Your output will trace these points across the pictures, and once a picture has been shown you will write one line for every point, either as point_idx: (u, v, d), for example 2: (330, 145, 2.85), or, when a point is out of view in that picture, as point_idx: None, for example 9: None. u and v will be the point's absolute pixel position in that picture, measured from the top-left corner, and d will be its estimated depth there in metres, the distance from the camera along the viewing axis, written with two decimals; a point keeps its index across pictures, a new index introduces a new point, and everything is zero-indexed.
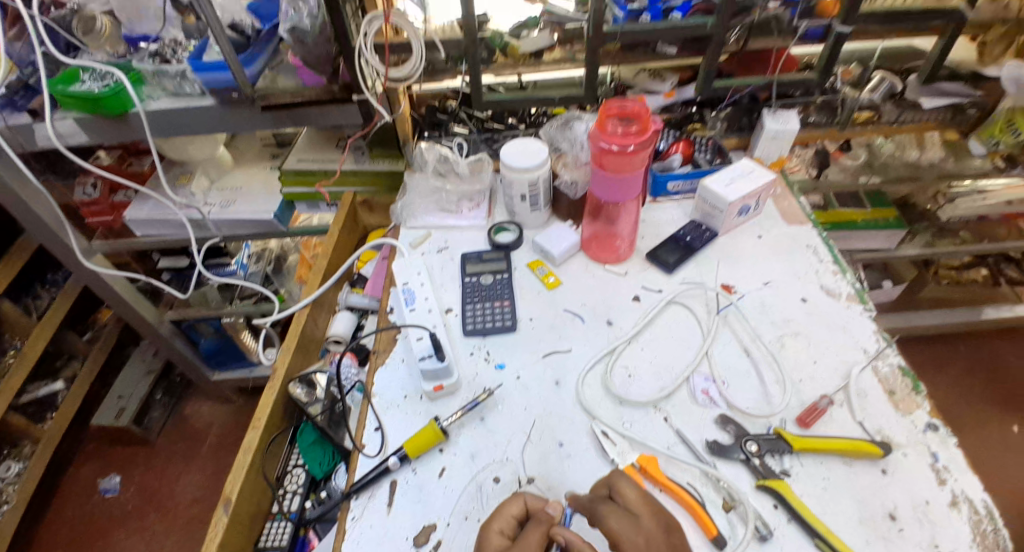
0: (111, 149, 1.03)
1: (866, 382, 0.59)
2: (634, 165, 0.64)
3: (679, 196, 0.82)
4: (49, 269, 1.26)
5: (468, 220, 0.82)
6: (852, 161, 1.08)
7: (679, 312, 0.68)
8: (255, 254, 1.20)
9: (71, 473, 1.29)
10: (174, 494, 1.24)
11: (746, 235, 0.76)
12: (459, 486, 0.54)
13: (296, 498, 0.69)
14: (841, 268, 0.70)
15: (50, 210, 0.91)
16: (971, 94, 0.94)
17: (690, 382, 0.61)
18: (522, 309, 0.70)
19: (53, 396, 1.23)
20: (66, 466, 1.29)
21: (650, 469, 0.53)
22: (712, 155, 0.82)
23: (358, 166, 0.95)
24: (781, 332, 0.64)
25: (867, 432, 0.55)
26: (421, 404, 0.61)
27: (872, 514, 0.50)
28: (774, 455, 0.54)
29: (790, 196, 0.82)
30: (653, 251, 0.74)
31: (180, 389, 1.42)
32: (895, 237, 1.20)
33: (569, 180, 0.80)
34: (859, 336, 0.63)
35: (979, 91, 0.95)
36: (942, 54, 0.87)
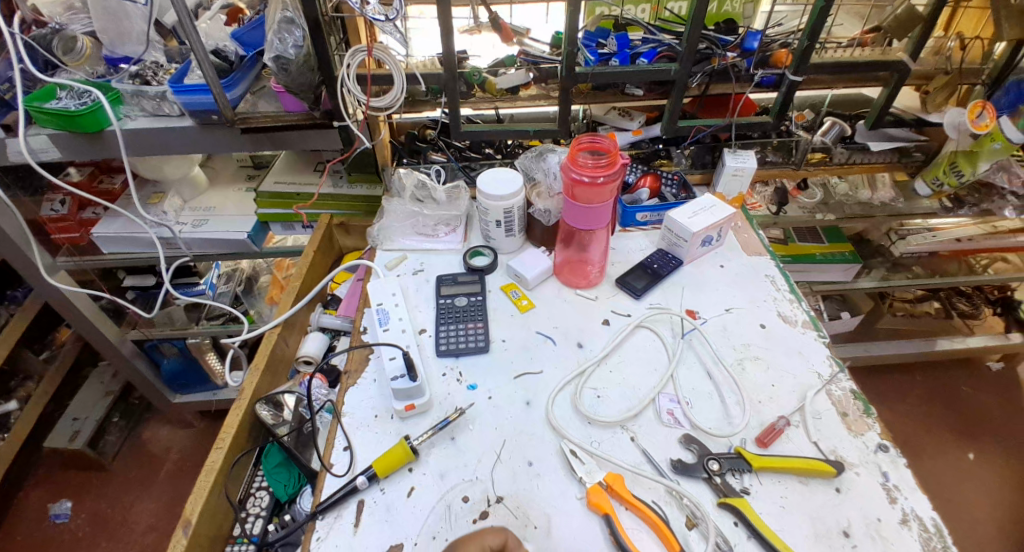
0: (83, 166, 1.02)
1: (821, 404, 0.62)
2: (603, 196, 0.68)
3: (647, 226, 0.86)
4: (7, 286, 1.21)
5: (443, 244, 0.84)
6: (808, 199, 1.14)
7: (646, 336, 0.71)
8: (225, 274, 1.18)
9: (17, 499, 1.21)
10: (129, 521, 1.17)
11: (709, 264, 0.80)
12: (428, 506, 0.54)
13: (259, 521, 0.67)
14: (796, 297, 0.75)
15: (14, 222, 0.88)
16: (915, 139, 1.03)
17: (656, 403, 0.63)
18: (495, 332, 0.71)
19: (6, 416, 1.17)
20: (14, 492, 1.22)
21: (618, 488, 0.54)
22: (677, 189, 0.86)
23: (337, 190, 0.97)
24: (741, 355, 0.68)
25: (821, 452, 0.58)
26: (391, 424, 0.61)
27: (827, 530, 0.52)
28: (735, 474, 0.56)
29: (749, 229, 0.87)
30: (622, 277, 0.77)
31: (139, 412, 1.36)
32: (851, 270, 1.27)
33: (543, 208, 0.80)
34: (813, 361, 0.67)
35: (923, 135, 1.03)
36: (886, 102, 0.93)
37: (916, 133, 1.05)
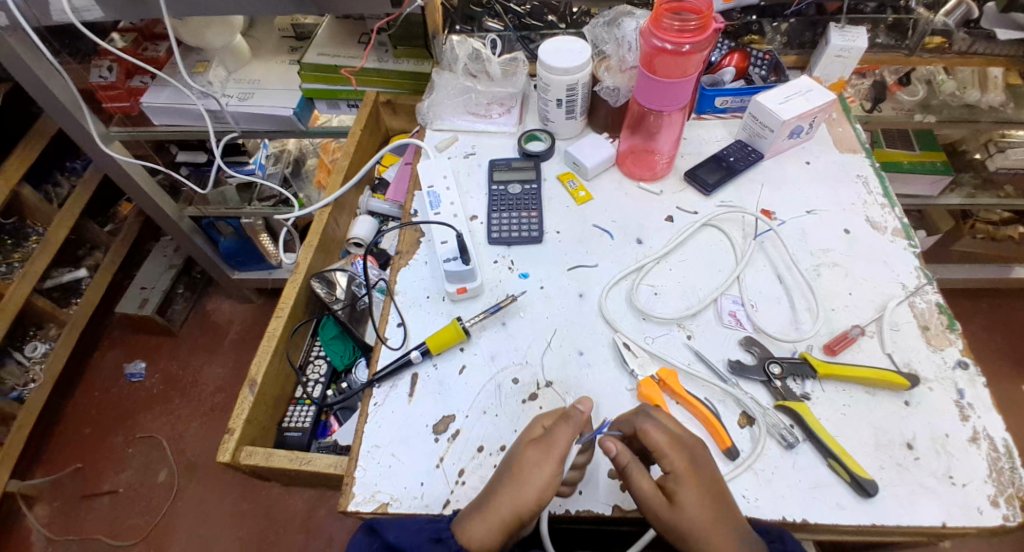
0: (126, 31, 0.97)
1: (900, 316, 0.58)
2: (687, 68, 0.59)
3: (726, 114, 0.77)
4: (67, 158, 1.25)
5: (497, 126, 0.78)
6: (908, 97, 0.98)
7: (713, 236, 0.66)
8: (273, 155, 1.17)
9: (95, 359, 1.34)
10: (199, 382, 1.30)
11: (794, 160, 0.72)
12: (479, 384, 0.55)
13: (319, 386, 0.74)
14: (890, 202, 0.67)
15: (66, 89, 0.86)
16: None
17: (717, 304, 0.59)
18: (550, 222, 0.68)
19: (77, 282, 1.26)
20: (91, 352, 1.35)
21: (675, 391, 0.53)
22: (767, 72, 0.76)
23: (383, 65, 0.90)
24: (817, 261, 0.62)
25: (894, 364, 0.54)
26: (443, 305, 0.61)
27: (889, 441, 0.50)
28: (796, 379, 0.54)
29: (846, 122, 0.77)
30: (692, 170, 0.70)
31: (201, 285, 1.45)
32: (939, 183, 1.13)
33: (611, 86, 0.73)
34: (898, 271, 0.61)
35: None
36: None
37: None
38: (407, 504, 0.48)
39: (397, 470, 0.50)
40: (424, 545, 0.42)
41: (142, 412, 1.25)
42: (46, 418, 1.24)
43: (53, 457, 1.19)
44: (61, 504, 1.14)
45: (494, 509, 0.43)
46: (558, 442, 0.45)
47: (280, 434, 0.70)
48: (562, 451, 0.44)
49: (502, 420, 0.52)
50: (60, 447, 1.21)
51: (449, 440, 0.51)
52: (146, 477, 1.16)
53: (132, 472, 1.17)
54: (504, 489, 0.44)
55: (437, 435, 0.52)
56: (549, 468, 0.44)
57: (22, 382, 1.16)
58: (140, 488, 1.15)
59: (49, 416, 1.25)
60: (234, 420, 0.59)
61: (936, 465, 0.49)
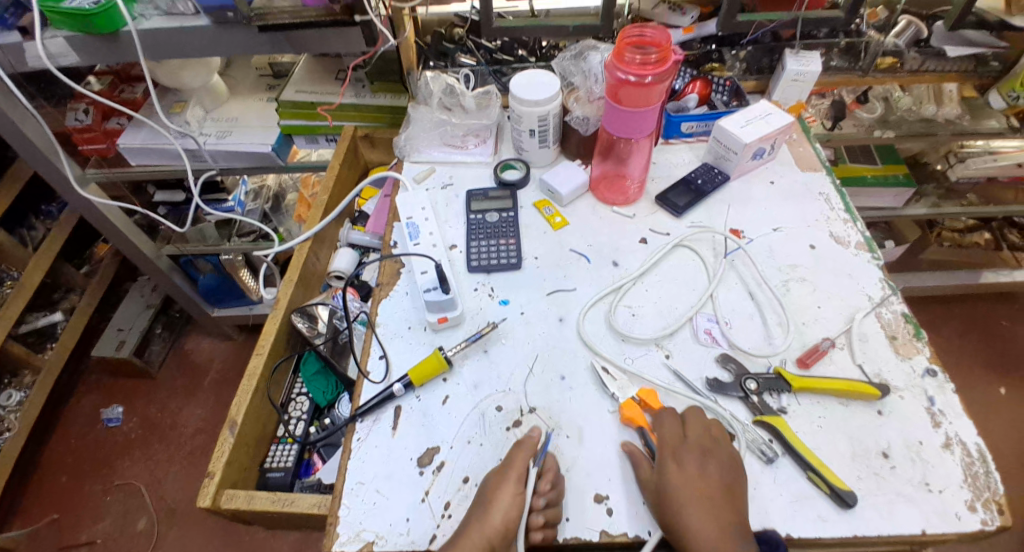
0: (102, 75, 0.98)
1: (869, 327, 0.60)
2: (650, 98, 0.62)
3: (692, 138, 0.80)
4: (42, 201, 1.23)
5: (473, 156, 0.80)
6: (867, 114, 1.04)
7: (685, 256, 0.68)
8: (252, 191, 1.17)
9: (71, 404, 1.30)
10: (179, 423, 1.27)
11: (759, 180, 0.75)
12: (462, 414, 0.55)
13: (302, 423, 0.73)
14: (852, 216, 0.70)
15: (41, 133, 0.85)
16: (995, 45, 0.89)
17: (693, 322, 0.61)
18: (527, 249, 0.69)
19: (53, 327, 1.24)
20: (66, 397, 1.31)
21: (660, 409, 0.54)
22: (728, 98, 0.80)
23: (359, 100, 0.92)
24: (787, 277, 0.64)
25: (866, 374, 0.56)
26: (424, 335, 0.62)
27: (865, 451, 0.51)
28: (772, 393, 0.55)
29: (806, 142, 0.80)
30: (663, 194, 0.73)
31: (181, 324, 1.42)
32: (903, 195, 1.18)
33: (580, 116, 0.74)
34: (864, 283, 0.63)
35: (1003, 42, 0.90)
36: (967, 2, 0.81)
37: (998, 38, 0.90)
38: (394, 541, 0.48)
39: (382, 506, 0.50)
40: None
41: (121, 457, 1.22)
42: (20, 468, 1.20)
43: (28, 509, 1.15)
44: None
45: (465, 538, 0.44)
46: (515, 463, 0.49)
47: (263, 475, 0.69)
48: (520, 470, 0.48)
49: (484, 449, 0.53)
50: (34, 499, 1.16)
51: (434, 472, 0.51)
52: (126, 525, 1.12)
53: (110, 522, 1.13)
54: (475, 518, 0.45)
55: (422, 468, 0.52)
56: (511, 488, 0.47)
57: None
58: (120, 537, 1.11)
59: (23, 467, 1.20)
60: (214, 463, 0.58)
61: (911, 473, 0.50)
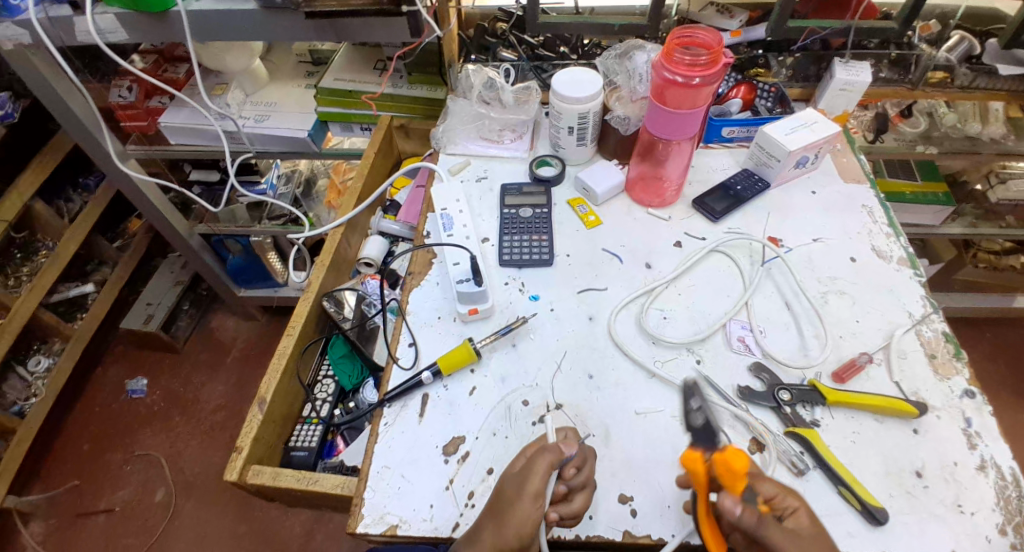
0: (147, 54, 1.00)
1: (908, 344, 0.58)
2: (696, 100, 0.61)
3: (732, 143, 0.79)
4: (81, 174, 1.27)
5: (509, 152, 0.80)
6: (911, 128, 1.02)
7: (720, 261, 0.67)
8: (285, 175, 1.18)
9: (96, 374, 1.34)
10: (201, 398, 1.29)
11: (799, 189, 0.74)
12: (488, 406, 0.55)
13: (327, 405, 0.75)
14: (895, 231, 0.68)
15: (85, 106, 0.87)
16: None
17: (726, 329, 0.60)
18: (560, 246, 0.69)
19: (84, 297, 1.27)
20: (93, 366, 1.34)
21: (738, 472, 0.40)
22: (773, 103, 0.79)
23: (397, 91, 0.92)
24: (825, 289, 0.63)
25: (902, 392, 0.55)
26: (453, 326, 0.62)
27: (898, 469, 0.50)
28: (805, 405, 0.54)
29: (850, 153, 0.79)
30: (700, 198, 0.72)
31: (207, 302, 1.45)
32: (942, 214, 1.15)
33: (622, 115, 0.74)
34: (905, 300, 0.62)
35: None
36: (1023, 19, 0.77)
37: None
38: (416, 527, 0.48)
39: (407, 492, 0.50)
40: None
41: (142, 428, 1.25)
42: (45, 431, 1.24)
43: (52, 473, 1.18)
44: (57, 521, 1.12)
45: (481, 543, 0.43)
46: (535, 475, 0.44)
47: (287, 454, 0.70)
48: (538, 484, 0.44)
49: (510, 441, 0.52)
50: (57, 463, 1.19)
51: (459, 461, 0.51)
52: (143, 494, 1.15)
53: (129, 490, 1.16)
54: (490, 523, 0.44)
55: (446, 456, 0.52)
56: (527, 503, 0.43)
57: (24, 396, 1.15)
58: (139, 505, 1.14)
59: (49, 431, 1.24)
60: (242, 437, 0.59)
61: (945, 493, 0.49)
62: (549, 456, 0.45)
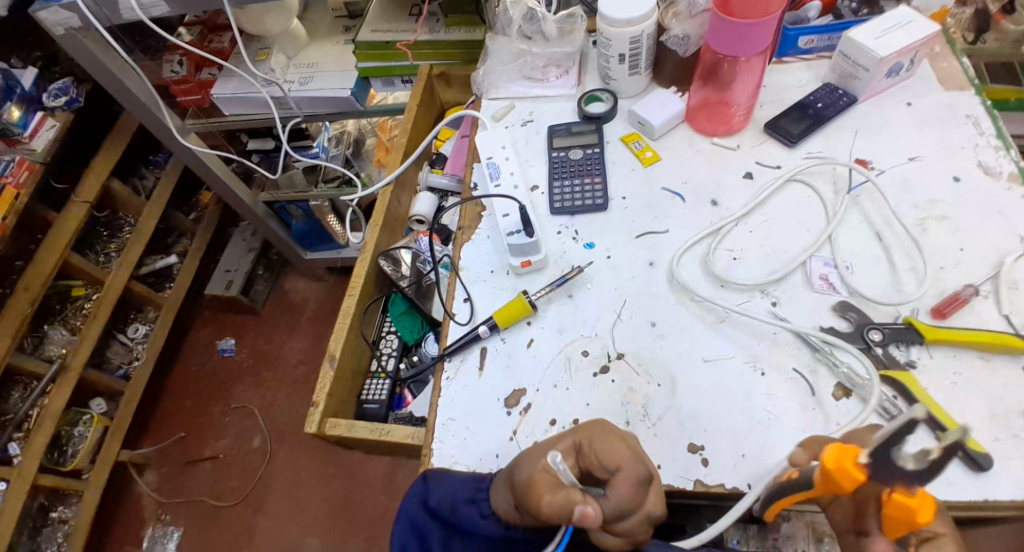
0: (192, 26, 1.01)
1: (1021, 272, 0.50)
2: (768, 7, 0.54)
3: (811, 55, 0.69)
4: (149, 152, 1.35)
5: (555, 89, 0.74)
6: (1015, 26, 0.84)
7: (799, 192, 0.60)
8: (335, 136, 1.18)
9: (190, 337, 1.47)
10: (282, 355, 1.40)
11: (891, 102, 0.64)
12: (548, 357, 0.54)
13: (392, 359, 0.78)
14: (1004, 142, 0.58)
15: (142, 87, 0.90)
16: None
17: (807, 267, 0.54)
18: (615, 188, 0.64)
19: (169, 267, 1.38)
20: (186, 329, 1.47)
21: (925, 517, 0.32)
22: (859, 4, 0.67)
23: (434, 36, 0.88)
24: (922, 214, 0.55)
25: (1012, 326, 0.47)
26: (507, 280, 0.60)
27: (1004, 410, 0.44)
28: (899, 346, 0.48)
29: (951, 55, 0.66)
30: (774, 121, 0.64)
31: (278, 266, 1.53)
32: None
33: (679, 34, 0.69)
34: (1018, 223, 0.53)
35: None
36: None
37: None
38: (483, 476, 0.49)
39: (472, 442, 0.51)
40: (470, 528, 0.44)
41: (234, 385, 1.37)
42: (152, 389, 1.39)
43: (158, 429, 1.33)
44: (168, 471, 1.27)
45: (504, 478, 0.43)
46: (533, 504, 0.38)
47: (360, 406, 0.74)
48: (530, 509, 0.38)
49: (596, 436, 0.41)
50: (161, 419, 1.34)
51: (522, 413, 0.51)
52: (243, 442, 1.28)
53: (230, 439, 1.29)
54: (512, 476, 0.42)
55: (509, 409, 0.52)
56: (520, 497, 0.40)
57: (127, 360, 1.29)
58: (240, 452, 1.27)
59: (154, 390, 1.39)
60: (317, 393, 0.63)
61: None
62: (551, 507, 0.36)
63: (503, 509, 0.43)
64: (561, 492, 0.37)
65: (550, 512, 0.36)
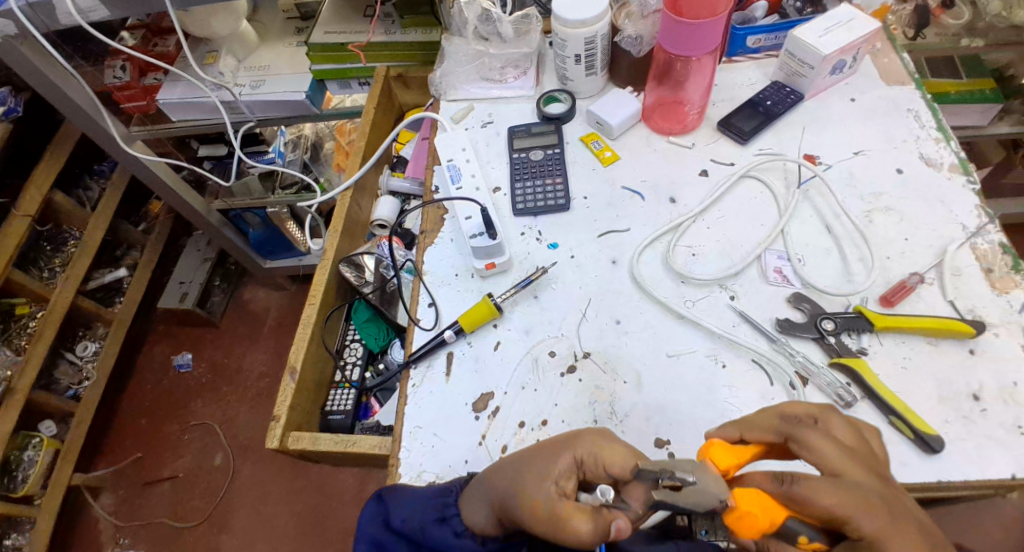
0: (135, 29, 0.96)
1: (962, 260, 0.53)
2: (716, 7, 0.56)
3: (760, 54, 0.71)
4: (93, 160, 1.28)
5: (514, 90, 0.75)
6: (953, 20, 0.88)
7: (753, 187, 0.62)
8: (291, 141, 1.15)
9: (143, 353, 1.40)
10: (242, 368, 1.35)
11: (837, 98, 0.66)
12: (515, 359, 0.54)
13: (357, 368, 0.76)
14: (944, 135, 0.61)
15: (82, 92, 0.84)
16: None
17: (762, 260, 0.56)
18: (576, 188, 0.65)
19: (119, 282, 1.31)
20: (139, 346, 1.40)
21: (757, 523, 0.33)
22: (804, 3, 0.70)
23: (389, 37, 0.87)
24: (869, 206, 0.58)
25: (957, 311, 0.50)
26: (473, 283, 0.60)
27: (953, 393, 0.47)
28: (851, 334, 0.51)
29: (892, 52, 0.70)
30: (726, 119, 0.66)
31: (236, 276, 1.48)
32: (988, 113, 0.99)
33: (632, 35, 0.67)
34: (958, 211, 0.56)
35: None
36: None
37: None
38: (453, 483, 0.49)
39: (441, 450, 0.50)
40: (443, 538, 0.43)
41: (193, 402, 1.31)
42: (103, 410, 1.31)
43: (113, 450, 1.26)
44: (125, 492, 1.21)
45: (491, 500, 0.41)
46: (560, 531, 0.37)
47: (324, 418, 0.72)
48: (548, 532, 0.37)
49: (596, 446, 0.40)
50: (116, 441, 1.27)
51: (490, 417, 0.51)
52: (204, 460, 1.23)
53: (190, 457, 1.24)
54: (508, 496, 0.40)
55: (477, 414, 0.51)
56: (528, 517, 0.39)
57: (78, 379, 1.21)
58: (200, 471, 1.22)
59: (105, 412, 1.31)
60: (279, 407, 0.61)
61: (1004, 415, 0.45)
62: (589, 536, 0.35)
63: (478, 522, 0.42)
64: (588, 519, 0.36)
65: (582, 538, 0.35)
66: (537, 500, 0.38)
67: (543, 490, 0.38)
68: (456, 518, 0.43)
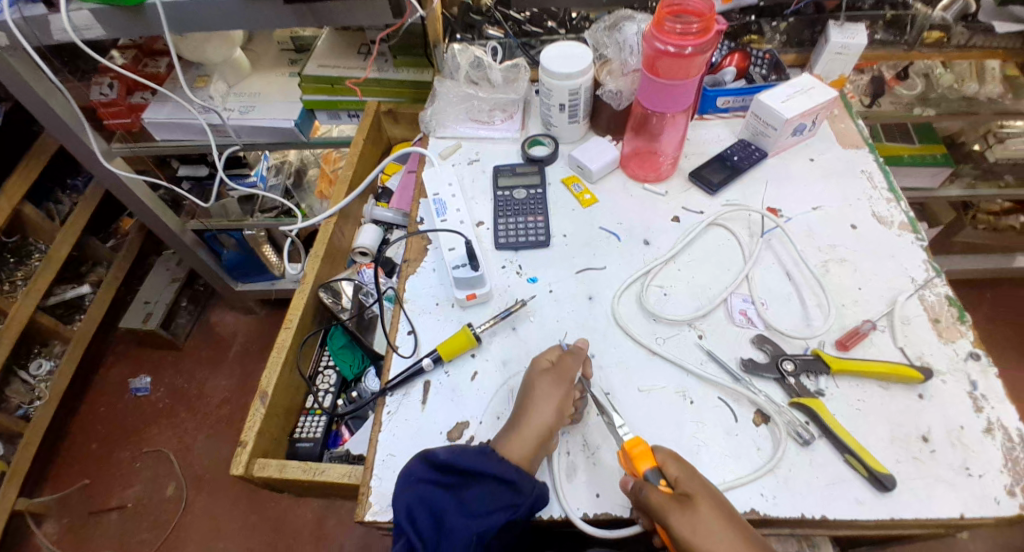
0: (126, 48, 0.97)
1: (911, 310, 0.58)
2: (689, 70, 0.59)
3: (728, 114, 0.78)
4: (67, 174, 1.25)
5: (500, 131, 0.78)
6: (907, 91, 0.99)
7: (719, 235, 0.66)
8: (274, 166, 1.16)
9: (99, 374, 1.33)
10: (204, 394, 1.30)
11: (798, 156, 0.73)
12: (492, 389, 0.55)
13: (330, 395, 0.76)
14: (895, 195, 0.67)
15: (66, 104, 0.84)
16: None
17: (728, 303, 0.60)
18: (556, 226, 0.68)
19: (81, 298, 1.26)
20: (96, 367, 1.34)
21: (632, 449, 0.46)
22: (767, 71, 0.78)
23: (383, 75, 0.90)
24: (825, 258, 0.63)
25: (906, 357, 0.54)
26: (453, 312, 0.61)
27: (905, 434, 0.50)
28: (809, 375, 0.54)
29: (847, 117, 0.77)
30: (697, 170, 0.71)
31: (205, 298, 1.44)
32: (939, 176, 1.10)
33: (613, 89, 0.72)
34: (907, 265, 0.61)
35: None
36: None
37: None
38: None
39: None
40: None
41: (149, 428, 1.25)
42: (49, 433, 1.23)
43: (61, 474, 1.18)
44: (71, 520, 1.12)
45: (526, 429, 0.47)
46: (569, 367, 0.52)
47: (292, 445, 0.70)
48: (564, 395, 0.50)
49: (558, 348, 0.54)
50: (65, 466, 1.19)
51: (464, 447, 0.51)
52: (155, 490, 1.16)
53: (140, 487, 1.16)
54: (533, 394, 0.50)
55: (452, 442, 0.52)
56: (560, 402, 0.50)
57: (28, 399, 1.15)
58: (150, 503, 1.14)
59: (52, 436, 1.24)
60: (247, 431, 0.60)
61: (952, 457, 0.49)
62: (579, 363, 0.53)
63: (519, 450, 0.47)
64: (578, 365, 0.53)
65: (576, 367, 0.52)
66: (560, 392, 0.50)
67: (550, 372, 0.51)
68: (494, 455, 0.46)
